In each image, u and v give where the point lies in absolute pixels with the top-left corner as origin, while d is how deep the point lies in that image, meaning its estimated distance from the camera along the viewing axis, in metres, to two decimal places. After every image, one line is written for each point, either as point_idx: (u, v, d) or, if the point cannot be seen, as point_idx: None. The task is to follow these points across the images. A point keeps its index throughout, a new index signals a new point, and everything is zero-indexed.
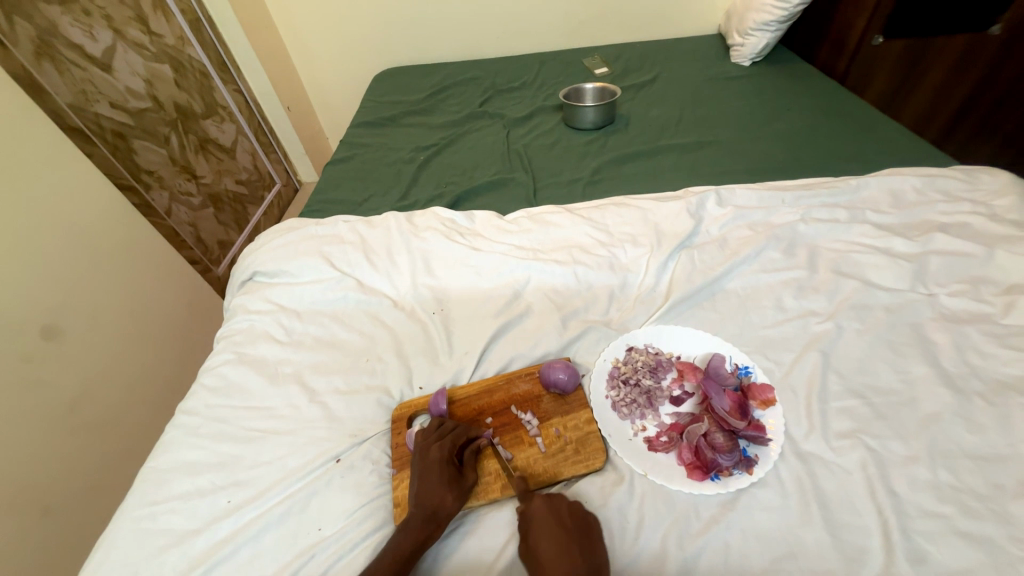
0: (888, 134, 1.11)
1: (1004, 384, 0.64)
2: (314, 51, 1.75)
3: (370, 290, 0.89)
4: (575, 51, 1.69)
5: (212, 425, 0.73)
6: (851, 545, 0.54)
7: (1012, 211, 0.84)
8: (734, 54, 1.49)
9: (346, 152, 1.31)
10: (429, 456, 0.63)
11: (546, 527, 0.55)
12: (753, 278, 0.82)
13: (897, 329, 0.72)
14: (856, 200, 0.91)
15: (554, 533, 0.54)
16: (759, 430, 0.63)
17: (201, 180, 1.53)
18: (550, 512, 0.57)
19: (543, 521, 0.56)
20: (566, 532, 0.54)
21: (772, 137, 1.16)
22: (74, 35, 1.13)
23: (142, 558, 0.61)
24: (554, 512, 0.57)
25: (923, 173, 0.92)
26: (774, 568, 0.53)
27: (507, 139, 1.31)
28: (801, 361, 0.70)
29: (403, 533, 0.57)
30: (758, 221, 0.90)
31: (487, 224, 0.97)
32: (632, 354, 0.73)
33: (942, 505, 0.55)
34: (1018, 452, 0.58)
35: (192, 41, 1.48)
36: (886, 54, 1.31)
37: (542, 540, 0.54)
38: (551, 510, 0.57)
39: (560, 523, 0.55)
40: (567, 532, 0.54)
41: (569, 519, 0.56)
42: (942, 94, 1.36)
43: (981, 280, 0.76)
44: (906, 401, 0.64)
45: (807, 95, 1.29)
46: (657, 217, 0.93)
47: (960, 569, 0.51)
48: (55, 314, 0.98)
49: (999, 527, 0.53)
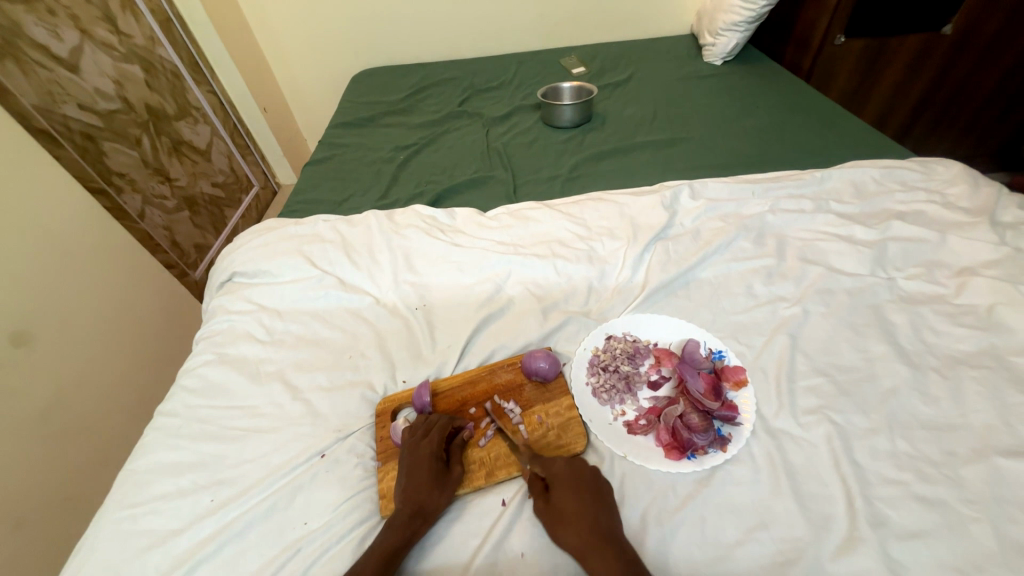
0: (850, 128, 1.16)
1: (956, 358, 0.68)
2: (290, 51, 1.74)
3: (352, 287, 0.89)
4: (552, 52, 1.71)
5: (192, 426, 0.72)
6: (818, 513, 0.57)
7: (963, 199, 0.89)
8: (706, 53, 1.54)
9: (325, 152, 1.30)
10: (417, 451, 0.64)
11: (571, 489, 0.60)
12: (725, 267, 0.85)
13: (859, 311, 0.76)
14: (821, 191, 0.95)
15: (579, 492, 0.59)
16: (731, 410, 0.65)
17: (175, 183, 1.51)
18: (574, 474, 0.61)
19: (568, 482, 0.60)
20: (590, 490, 0.60)
21: (742, 133, 1.20)
22: (38, 34, 1.10)
23: (122, 561, 0.60)
24: (576, 474, 0.61)
25: (882, 165, 0.97)
26: (746, 538, 0.56)
27: (486, 137, 1.32)
28: (770, 344, 0.73)
29: (390, 528, 0.58)
30: (730, 213, 0.94)
31: (468, 221, 0.98)
32: (611, 342, 0.76)
33: (901, 473, 0.58)
34: (967, 421, 0.62)
35: (163, 41, 1.46)
36: (846, 53, 1.35)
37: (567, 498, 0.59)
38: (574, 475, 0.61)
39: (585, 483, 0.60)
40: (589, 490, 0.59)
41: (590, 479, 0.61)
42: (900, 91, 1.46)
43: (935, 263, 0.81)
44: (867, 378, 0.68)
45: (775, 92, 1.33)
46: (634, 211, 0.95)
47: (918, 530, 0.54)
48: (25, 321, 0.96)
49: (952, 490, 0.56)
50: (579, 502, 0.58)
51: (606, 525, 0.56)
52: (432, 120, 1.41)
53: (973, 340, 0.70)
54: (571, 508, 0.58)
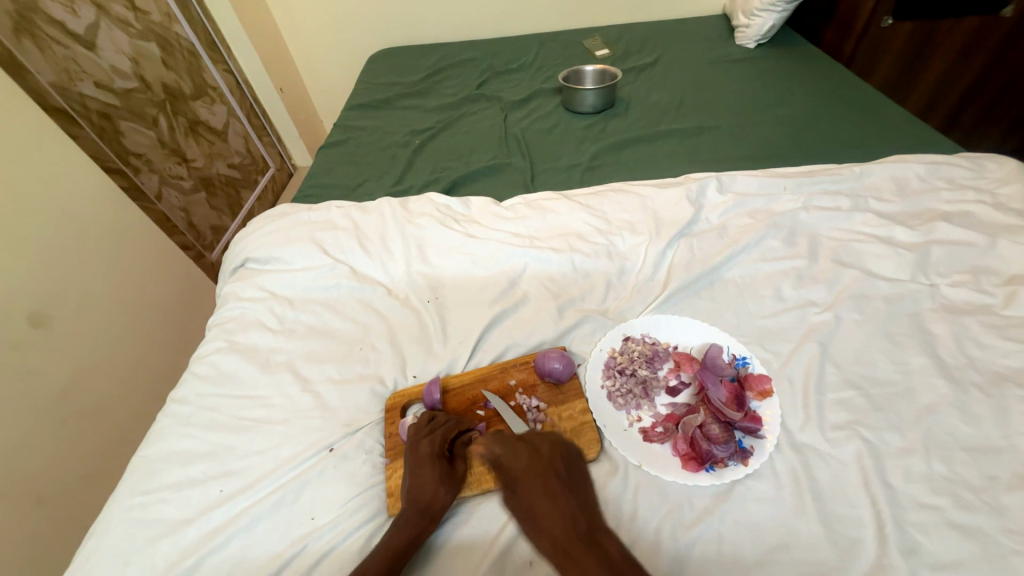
0: (892, 119, 1.09)
1: (1002, 375, 0.64)
2: (307, 29, 1.70)
3: (364, 277, 0.88)
4: (575, 32, 1.64)
5: (203, 414, 0.72)
6: (844, 536, 0.54)
7: (1016, 199, 0.83)
8: (739, 36, 1.46)
9: (340, 135, 1.28)
10: (417, 449, 0.63)
11: (536, 489, 0.55)
12: (752, 267, 0.81)
13: (896, 319, 0.71)
14: (859, 188, 0.90)
15: (544, 492, 0.55)
16: (755, 422, 0.62)
17: (192, 163, 1.50)
18: (539, 471, 0.56)
19: (533, 480, 0.56)
20: (553, 485, 0.55)
21: (775, 122, 1.14)
22: (55, 10, 1.08)
23: (133, 548, 0.61)
24: (538, 468, 0.57)
25: (928, 160, 0.90)
26: (767, 559, 0.53)
27: (504, 122, 1.28)
28: (798, 352, 0.70)
29: (396, 528, 0.57)
30: (759, 209, 0.89)
31: (482, 211, 0.95)
32: (629, 344, 0.73)
33: (936, 497, 0.55)
34: (1013, 445, 0.58)
35: (179, 18, 1.43)
36: (894, 36, 1.27)
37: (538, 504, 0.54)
38: (536, 470, 0.57)
39: (551, 478, 0.56)
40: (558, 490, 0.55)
41: (556, 472, 0.57)
42: (949, 80, 1.37)
43: (982, 270, 0.75)
44: (903, 393, 0.64)
45: (811, 79, 1.25)
46: (657, 205, 0.91)
47: (953, 561, 0.51)
48: (45, 302, 0.97)
49: (991, 519, 0.53)
50: (545, 503, 0.54)
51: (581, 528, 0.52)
52: (450, 103, 1.37)
53: (1022, 356, 0.65)
54: (538, 510, 0.54)
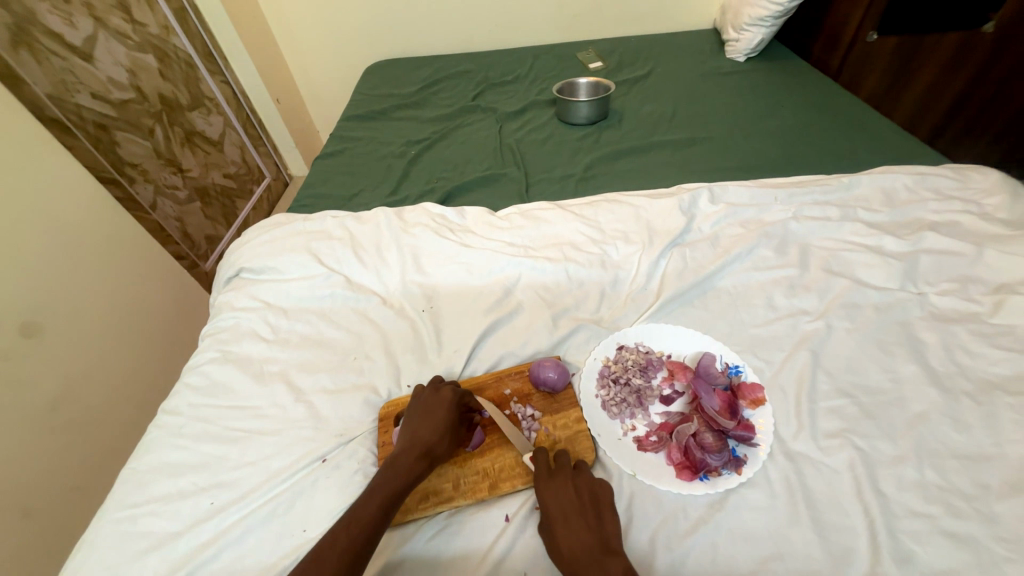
0: (879, 130, 1.11)
1: (992, 383, 0.64)
2: (305, 40, 1.72)
3: (359, 287, 0.88)
4: (569, 45, 1.67)
5: (195, 425, 0.71)
6: (839, 545, 0.54)
7: (1002, 210, 0.84)
8: (729, 49, 1.49)
9: (336, 145, 1.29)
10: (435, 398, 0.66)
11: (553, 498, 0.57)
12: (744, 276, 0.82)
13: (886, 327, 0.72)
14: (848, 198, 0.91)
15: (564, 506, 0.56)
16: (748, 430, 0.62)
17: (187, 173, 1.51)
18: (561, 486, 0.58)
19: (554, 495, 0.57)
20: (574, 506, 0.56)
21: (765, 134, 1.16)
22: (53, 22, 1.09)
23: (121, 562, 0.60)
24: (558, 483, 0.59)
25: (914, 171, 0.92)
26: (761, 569, 0.53)
27: (499, 133, 1.29)
28: (790, 360, 0.70)
29: (393, 468, 0.59)
30: (750, 219, 0.90)
31: (478, 221, 0.96)
32: (623, 353, 0.73)
33: (928, 505, 0.55)
34: (1003, 452, 0.58)
35: (177, 30, 1.45)
36: (879, 51, 1.33)
37: (555, 519, 0.55)
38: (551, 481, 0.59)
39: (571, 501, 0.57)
40: (580, 510, 0.56)
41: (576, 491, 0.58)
42: (933, 93, 1.38)
43: (969, 279, 0.76)
44: (894, 401, 0.64)
45: (801, 91, 1.28)
46: (650, 215, 0.92)
47: (947, 569, 0.51)
48: (36, 312, 0.97)
49: (983, 527, 0.53)
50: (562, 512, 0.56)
51: (594, 544, 0.52)
52: (445, 114, 1.38)
53: (1011, 364, 0.66)
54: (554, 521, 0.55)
